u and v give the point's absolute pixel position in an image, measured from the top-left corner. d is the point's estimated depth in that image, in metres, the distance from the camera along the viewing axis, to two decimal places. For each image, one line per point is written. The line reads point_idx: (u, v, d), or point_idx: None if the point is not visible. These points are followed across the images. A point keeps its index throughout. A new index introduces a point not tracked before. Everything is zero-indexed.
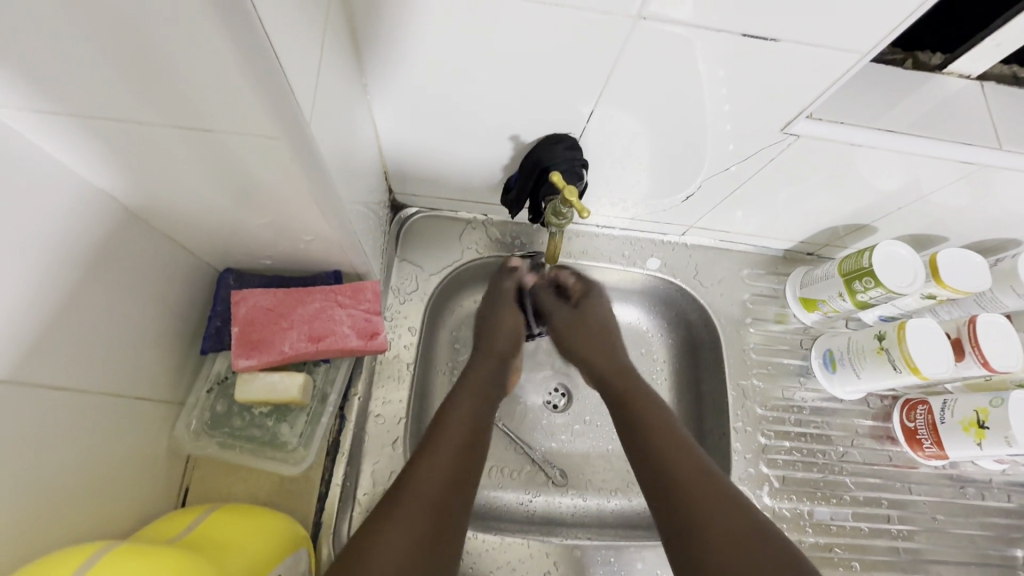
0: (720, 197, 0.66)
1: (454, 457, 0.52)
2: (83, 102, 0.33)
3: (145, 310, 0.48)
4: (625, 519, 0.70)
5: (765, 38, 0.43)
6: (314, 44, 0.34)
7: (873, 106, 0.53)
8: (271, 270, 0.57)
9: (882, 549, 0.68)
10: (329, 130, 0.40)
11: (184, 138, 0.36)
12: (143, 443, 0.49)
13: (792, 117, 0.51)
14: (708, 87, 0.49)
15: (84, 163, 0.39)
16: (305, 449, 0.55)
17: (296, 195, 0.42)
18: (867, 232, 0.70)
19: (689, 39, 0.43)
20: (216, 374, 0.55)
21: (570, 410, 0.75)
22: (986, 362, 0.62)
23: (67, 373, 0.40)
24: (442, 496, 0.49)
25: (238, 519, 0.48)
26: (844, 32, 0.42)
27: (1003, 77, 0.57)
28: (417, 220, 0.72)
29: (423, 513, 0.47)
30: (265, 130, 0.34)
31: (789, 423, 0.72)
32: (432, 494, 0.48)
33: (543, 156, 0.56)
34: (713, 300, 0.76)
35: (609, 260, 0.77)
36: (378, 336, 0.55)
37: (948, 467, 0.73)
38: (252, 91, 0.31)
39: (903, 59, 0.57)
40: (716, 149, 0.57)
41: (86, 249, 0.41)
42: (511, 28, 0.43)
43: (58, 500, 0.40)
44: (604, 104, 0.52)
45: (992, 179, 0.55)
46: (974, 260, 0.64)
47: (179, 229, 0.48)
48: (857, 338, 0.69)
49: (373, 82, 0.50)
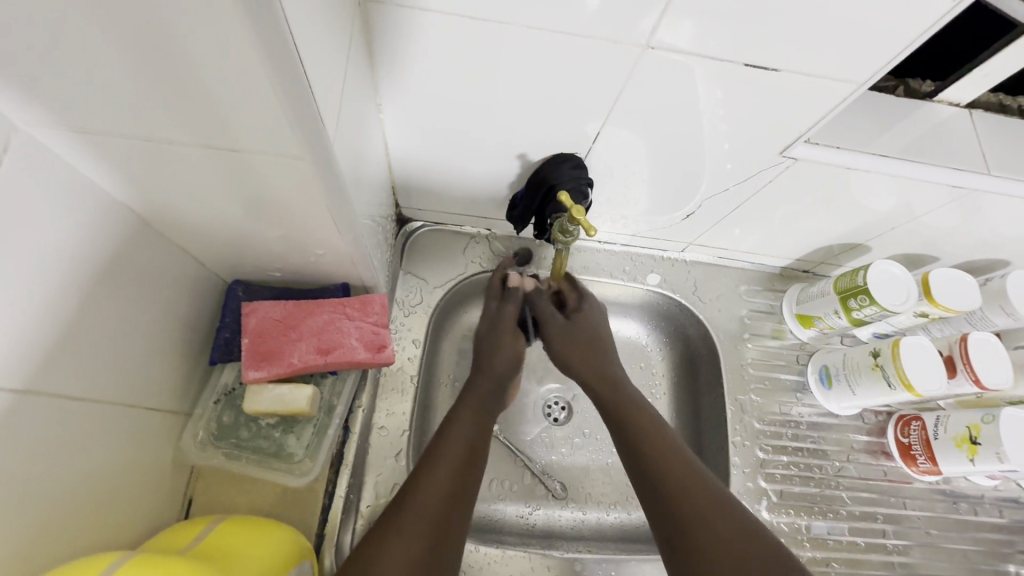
0: (720, 215, 0.68)
1: (454, 472, 0.52)
2: (114, 120, 0.34)
3: (157, 321, 0.48)
4: (625, 533, 0.71)
5: (768, 69, 0.45)
6: (337, 68, 0.36)
7: (868, 131, 0.55)
8: (280, 282, 0.57)
9: (877, 563, 0.69)
10: (346, 148, 0.41)
11: (208, 156, 0.37)
12: (150, 453, 0.49)
13: (791, 141, 0.53)
14: (709, 110, 0.50)
15: (106, 178, 0.40)
16: (311, 460, 0.55)
17: (311, 209, 0.43)
18: (861, 251, 0.72)
19: (692, 66, 0.45)
20: (223, 385, 0.55)
21: (570, 423, 0.76)
22: (977, 379, 0.64)
23: (80, 383, 0.41)
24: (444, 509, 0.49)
25: (245, 530, 0.48)
26: (845, 61, 0.44)
27: (990, 105, 0.60)
28: (422, 234, 0.73)
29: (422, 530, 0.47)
30: (288, 149, 0.35)
31: (786, 438, 0.73)
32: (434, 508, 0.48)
33: (549, 175, 0.58)
34: (711, 316, 0.78)
35: (610, 275, 0.78)
36: (386, 349, 0.56)
37: (941, 483, 0.74)
38: (278, 112, 0.32)
39: (896, 86, 0.59)
40: (716, 170, 0.59)
41: (103, 261, 0.42)
42: (522, 50, 0.45)
43: (68, 510, 0.40)
44: (611, 125, 0.53)
45: (981, 202, 0.57)
46: (965, 280, 0.65)
47: (193, 242, 0.49)
48: (853, 354, 0.70)
49: (386, 100, 0.52)
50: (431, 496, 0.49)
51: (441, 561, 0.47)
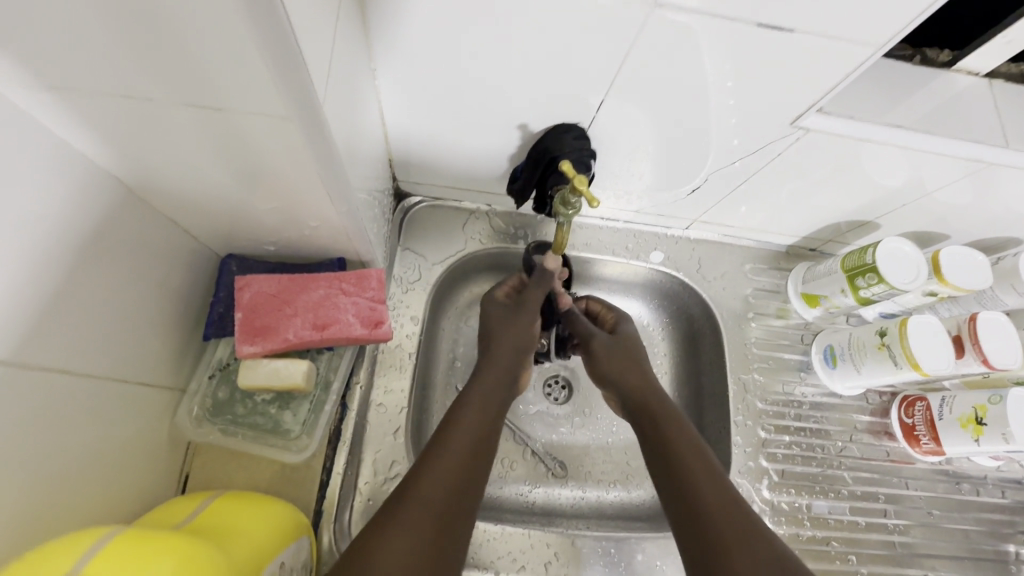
0: (726, 191, 0.66)
1: (461, 463, 0.50)
2: (92, 76, 0.33)
3: (148, 294, 0.47)
4: (625, 511, 0.71)
5: (782, 30, 0.43)
6: (328, 28, 0.34)
7: (883, 101, 0.53)
8: (275, 256, 0.56)
9: (877, 542, 0.69)
10: (339, 114, 0.40)
11: (193, 118, 0.36)
12: (144, 428, 0.48)
13: (803, 111, 0.51)
14: (716, 79, 0.48)
15: (90, 142, 0.39)
16: (308, 437, 0.54)
17: (304, 179, 0.41)
18: (870, 228, 0.70)
19: (702, 30, 0.43)
20: (218, 360, 0.54)
21: (571, 402, 0.75)
22: (985, 360, 0.62)
23: (68, 356, 0.40)
24: (444, 510, 0.46)
25: (242, 506, 0.47)
26: (862, 23, 0.41)
27: (1010, 75, 0.57)
28: (420, 209, 0.72)
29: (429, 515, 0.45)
30: (276, 110, 0.34)
31: (789, 417, 0.72)
32: (434, 508, 0.46)
33: (551, 146, 0.56)
34: (714, 294, 0.77)
35: (612, 253, 0.76)
36: (383, 325, 0.55)
37: (944, 463, 0.73)
38: (265, 69, 0.30)
39: (912, 55, 0.57)
40: (723, 142, 0.57)
41: (89, 230, 0.40)
42: (523, 11, 0.43)
43: (57, 485, 0.39)
44: (616, 95, 0.51)
45: (998, 177, 0.55)
46: (976, 258, 0.64)
47: (183, 212, 0.48)
48: (859, 334, 0.69)
49: (382, 66, 0.50)
50: (437, 489, 0.47)
51: (443, 566, 0.44)
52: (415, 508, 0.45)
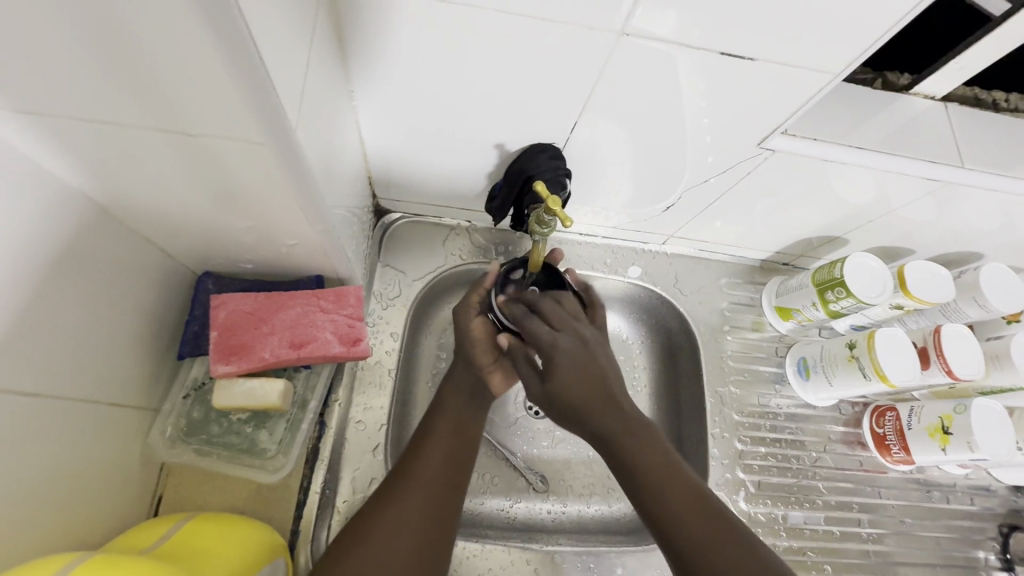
0: (700, 207, 0.68)
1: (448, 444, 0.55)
2: (65, 102, 0.33)
3: (121, 314, 0.47)
4: (605, 525, 0.71)
5: (744, 58, 0.45)
6: (301, 53, 0.34)
7: (845, 124, 0.56)
8: (252, 274, 0.56)
9: (852, 552, 0.70)
10: (314, 137, 0.40)
11: (168, 142, 0.36)
12: (116, 450, 0.48)
13: (769, 133, 0.53)
14: (685, 101, 0.50)
15: (64, 166, 0.39)
16: (284, 456, 0.54)
17: (278, 199, 0.41)
18: (838, 243, 0.72)
19: (670, 55, 0.45)
20: (192, 380, 0.54)
21: (552, 416, 0.75)
22: (950, 370, 0.64)
23: (38, 380, 0.39)
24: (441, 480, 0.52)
25: (213, 529, 0.47)
26: (821, 54, 0.44)
27: (965, 99, 0.60)
28: (400, 225, 0.72)
29: (427, 489, 0.51)
30: (251, 136, 0.34)
31: (765, 429, 0.74)
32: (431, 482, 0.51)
33: (527, 165, 0.57)
34: (692, 308, 0.78)
35: (591, 268, 0.77)
36: (361, 342, 0.55)
37: (915, 472, 0.75)
38: (239, 96, 0.31)
39: (873, 79, 0.59)
40: (693, 161, 0.58)
41: (60, 252, 0.40)
42: (496, 38, 0.44)
43: (24, 511, 0.38)
44: (589, 114, 0.52)
45: (955, 195, 0.58)
46: (939, 273, 0.66)
47: (157, 232, 0.48)
48: (831, 346, 0.71)
49: (359, 87, 0.51)
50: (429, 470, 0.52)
51: (444, 528, 0.50)
52: (411, 494, 0.50)
